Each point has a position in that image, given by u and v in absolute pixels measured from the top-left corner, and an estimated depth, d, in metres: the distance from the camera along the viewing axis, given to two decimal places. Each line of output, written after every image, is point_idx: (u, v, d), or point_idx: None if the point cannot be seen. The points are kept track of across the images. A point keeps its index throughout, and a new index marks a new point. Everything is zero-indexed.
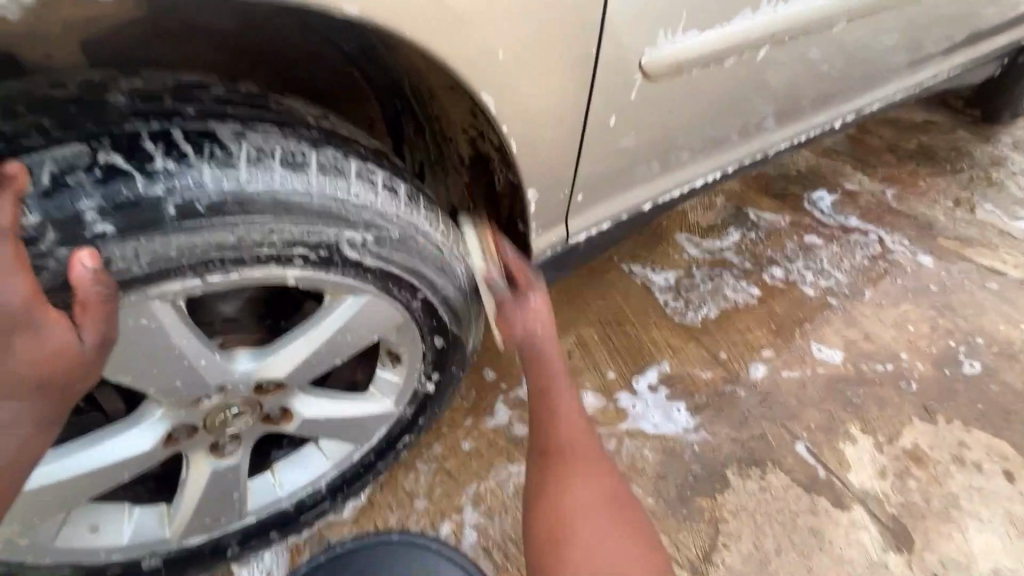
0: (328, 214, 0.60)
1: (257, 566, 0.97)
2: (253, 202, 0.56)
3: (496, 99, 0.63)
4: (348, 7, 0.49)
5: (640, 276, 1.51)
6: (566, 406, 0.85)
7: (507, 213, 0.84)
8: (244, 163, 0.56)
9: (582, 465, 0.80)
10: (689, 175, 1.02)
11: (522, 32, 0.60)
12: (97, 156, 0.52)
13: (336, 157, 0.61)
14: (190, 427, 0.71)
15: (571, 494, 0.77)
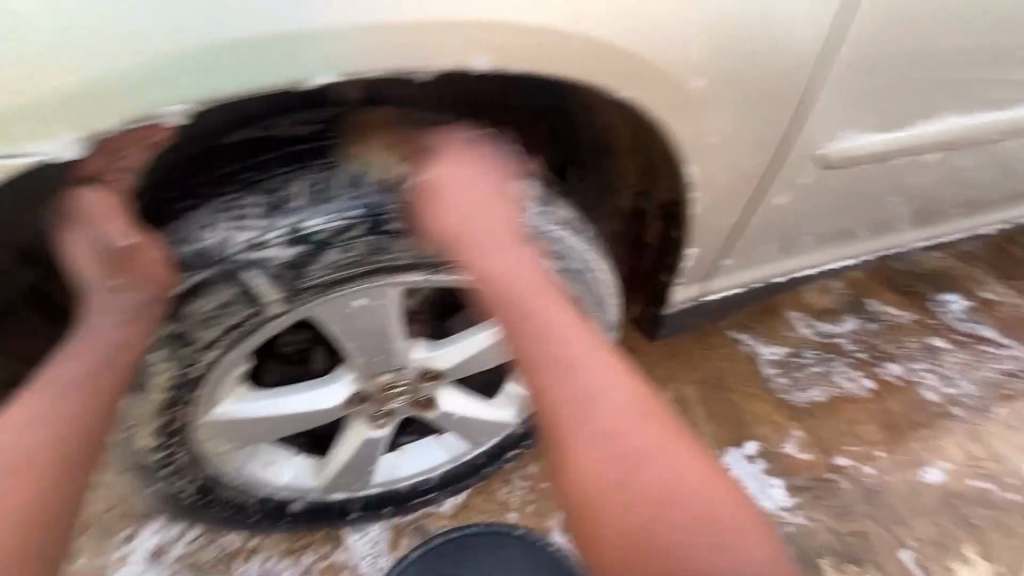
0: (537, 242, 0.67)
1: (364, 536, 1.07)
2: (491, 224, 0.65)
3: (696, 170, 0.73)
4: (621, 92, 0.60)
5: (747, 345, 1.51)
6: (595, 365, 0.61)
7: (651, 262, 0.94)
8: (491, 190, 0.65)
9: (604, 413, 0.59)
10: (824, 258, 1.08)
11: (736, 121, 0.69)
12: (396, 168, 0.63)
13: (552, 197, 0.70)
14: (362, 396, 0.82)
15: (643, 473, 0.57)
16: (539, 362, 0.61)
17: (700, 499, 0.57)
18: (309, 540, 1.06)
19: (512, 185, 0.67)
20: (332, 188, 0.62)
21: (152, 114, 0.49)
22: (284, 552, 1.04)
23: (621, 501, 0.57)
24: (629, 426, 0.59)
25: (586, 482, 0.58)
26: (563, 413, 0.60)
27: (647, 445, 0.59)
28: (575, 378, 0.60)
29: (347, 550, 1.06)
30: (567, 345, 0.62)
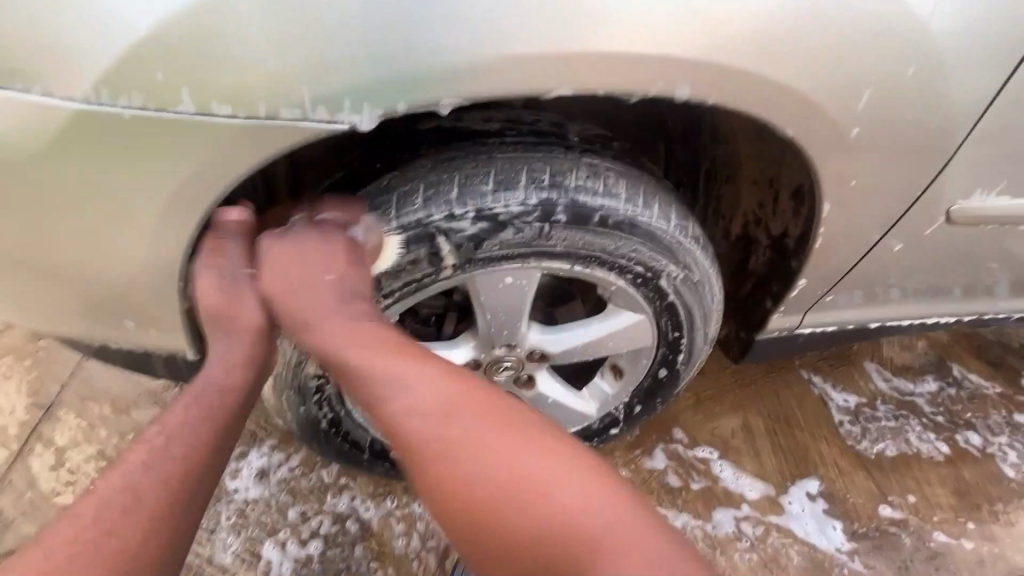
0: (670, 251, 0.75)
1: None
2: (638, 228, 0.71)
3: (830, 208, 0.78)
4: (787, 130, 0.64)
5: (819, 388, 1.52)
6: (393, 374, 0.63)
7: (753, 288, 1.01)
8: (642, 198, 0.72)
9: (455, 461, 0.58)
10: (924, 310, 1.09)
11: (882, 168, 0.73)
12: (566, 166, 0.69)
13: (685, 213, 0.76)
14: (476, 363, 0.91)
15: (506, 504, 0.56)
16: (360, 393, 0.64)
17: (590, 504, 0.55)
18: (390, 488, 1.16)
19: (657, 196, 0.73)
20: (516, 174, 0.67)
21: (387, 112, 0.53)
22: (369, 494, 1.15)
23: (500, 508, 0.56)
24: (478, 475, 0.57)
25: (455, 492, 0.58)
26: (398, 436, 0.61)
27: (467, 448, 0.58)
28: (428, 447, 0.60)
29: (423, 504, 1.15)
30: (386, 386, 0.62)
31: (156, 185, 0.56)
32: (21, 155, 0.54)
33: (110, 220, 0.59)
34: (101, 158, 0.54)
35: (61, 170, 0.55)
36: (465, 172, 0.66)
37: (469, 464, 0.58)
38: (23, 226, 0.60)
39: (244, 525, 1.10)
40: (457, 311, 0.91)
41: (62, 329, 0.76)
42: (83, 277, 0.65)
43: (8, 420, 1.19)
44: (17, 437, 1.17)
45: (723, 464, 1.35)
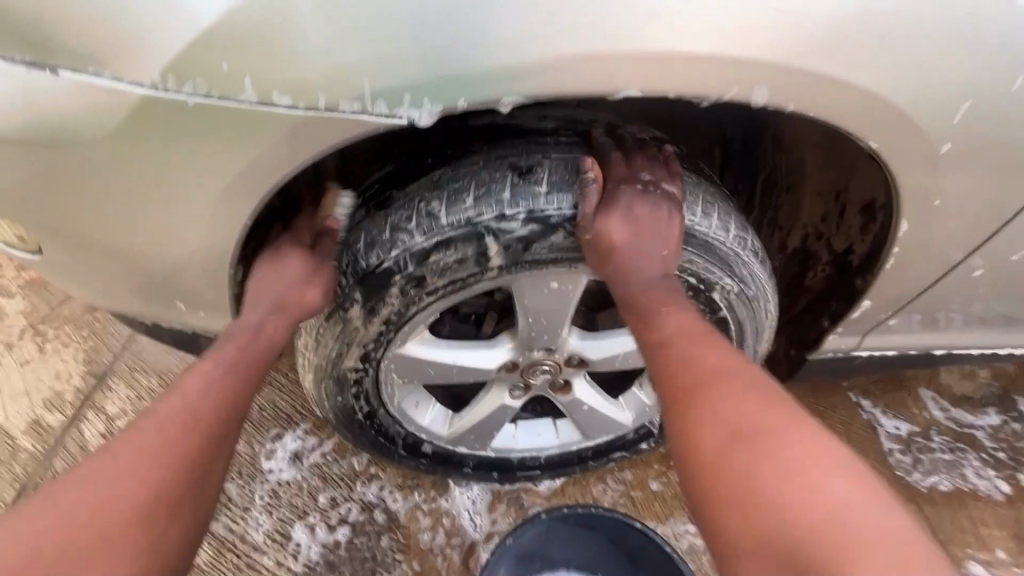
0: (726, 263, 0.71)
1: (467, 491, 1.17)
2: (692, 237, 0.68)
3: (907, 226, 0.73)
4: (871, 141, 0.61)
5: (868, 412, 1.43)
6: (680, 327, 0.66)
7: (806, 305, 0.97)
8: (699, 206, 0.68)
9: (731, 412, 0.57)
10: (997, 340, 1.01)
11: (972, 186, 0.68)
12: None
13: (745, 224, 0.72)
14: (514, 365, 0.90)
15: (770, 458, 0.53)
16: (650, 334, 0.67)
17: (865, 499, 0.49)
18: (419, 482, 1.17)
19: (716, 205, 0.70)
20: (571, 175, 0.65)
21: (446, 107, 0.52)
22: (397, 486, 1.16)
23: (738, 449, 0.55)
24: (741, 416, 0.57)
25: (716, 447, 0.56)
26: (670, 377, 0.63)
27: (749, 413, 0.57)
28: (713, 396, 0.59)
29: (450, 500, 1.15)
30: (680, 339, 0.65)
31: (212, 172, 0.56)
32: (87, 138, 0.55)
33: (168, 204, 0.60)
34: (164, 142, 0.55)
35: (125, 152, 0.56)
36: (519, 170, 0.64)
37: (731, 405, 0.58)
38: (88, 206, 0.62)
39: (276, 505, 1.13)
40: (498, 312, 0.90)
41: (119, 304, 0.79)
42: (141, 257, 0.67)
43: (65, 386, 1.24)
44: (71, 403, 1.22)
45: None
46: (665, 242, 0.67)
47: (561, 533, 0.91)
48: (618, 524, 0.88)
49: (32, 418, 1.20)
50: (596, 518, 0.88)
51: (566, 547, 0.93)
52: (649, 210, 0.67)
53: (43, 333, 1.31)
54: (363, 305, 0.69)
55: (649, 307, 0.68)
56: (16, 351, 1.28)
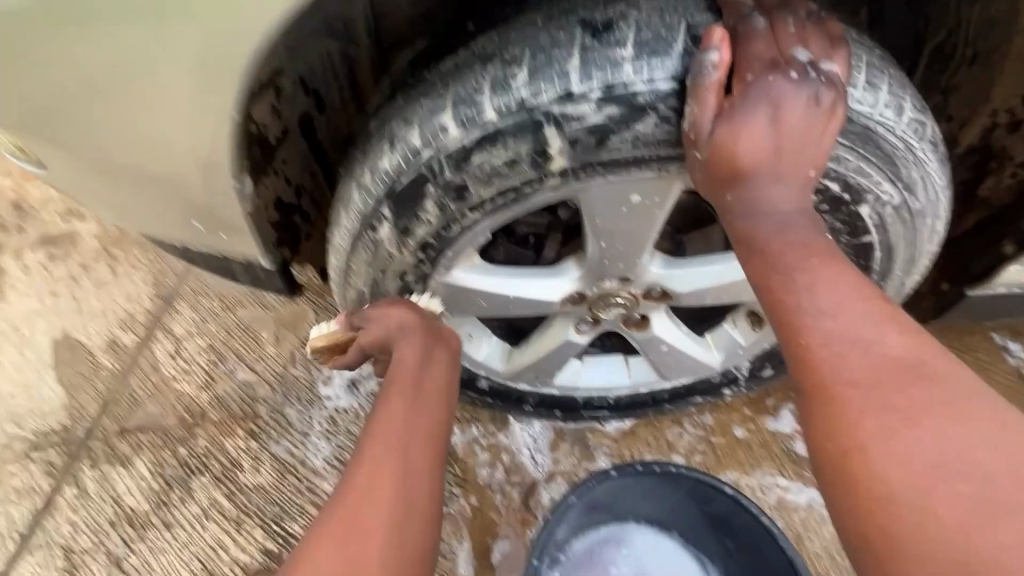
0: (891, 161, 0.50)
1: (528, 428, 1.09)
2: (847, 122, 0.47)
3: None
4: None
5: (1016, 357, 1.17)
6: (833, 284, 0.44)
7: (970, 229, 0.74)
8: (860, 75, 0.47)
9: (927, 430, 0.39)
10: None
11: None
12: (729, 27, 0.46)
13: (923, 104, 0.50)
14: (581, 296, 0.76)
15: (981, 509, 0.36)
16: (778, 293, 0.45)
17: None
18: (477, 416, 1.10)
19: (885, 73, 0.47)
20: (671, 32, 0.45)
21: None
22: (455, 418, 1.10)
23: (937, 486, 0.37)
24: (936, 432, 0.38)
25: (902, 481, 0.38)
26: (819, 365, 0.43)
27: (960, 444, 0.38)
28: (906, 406, 0.39)
29: (510, 436, 1.08)
30: (836, 305, 0.43)
31: (237, 45, 0.49)
32: (99, 9, 0.49)
33: (187, 86, 0.52)
34: (181, 9, 0.48)
35: (139, 24, 0.49)
36: (594, 28, 0.45)
37: (922, 420, 0.39)
38: (98, 94, 0.55)
39: (334, 432, 1.11)
40: (562, 232, 0.75)
41: (157, 228, 0.75)
42: (162, 157, 0.60)
43: (136, 307, 1.25)
44: (143, 324, 1.23)
45: None
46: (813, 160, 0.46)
47: (632, 486, 0.80)
48: (703, 487, 0.77)
49: (109, 337, 1.22)
50: (679, 478, 0.77)
51: (636, 502, 0.82)
52: (801, 117, 0.44)
53: (113, 254, 1.31)
54: (395, 224, 0.56)
55: (782, 255, 0.46)
56: (90, 272, 1.29)
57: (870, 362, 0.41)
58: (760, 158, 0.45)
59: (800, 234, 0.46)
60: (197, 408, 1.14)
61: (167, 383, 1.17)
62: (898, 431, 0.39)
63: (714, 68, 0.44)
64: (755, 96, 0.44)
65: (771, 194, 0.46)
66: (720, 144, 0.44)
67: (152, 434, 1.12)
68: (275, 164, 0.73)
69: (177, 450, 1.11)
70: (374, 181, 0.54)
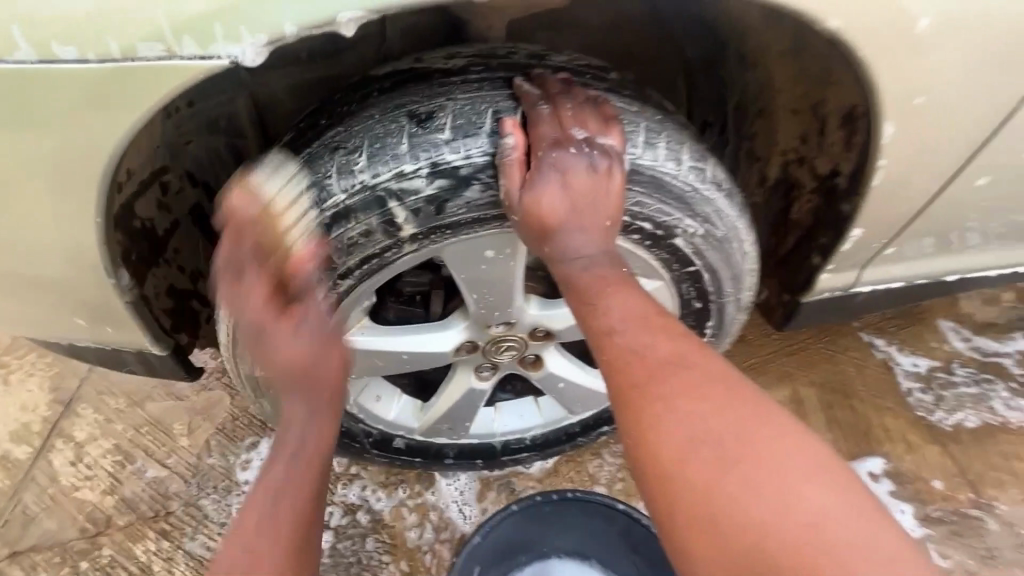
0: (684, 200, 0.61)
1: (454, 482, 1.10)
2: (637, 173, 0.58)
3: (893, 130, 0.62)
4: (830, 22, 0.53)
5: (883, 352, 1.33)
6: (620, 308, 0.55)
7: (796, 242, 0.87)
8: (640, 136, 0.59)
9: (691, 412, 0.50)
10: (993, 258, 0.94)
11: (954, 77, 0.59)
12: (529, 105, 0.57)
13: (700, 151, 0.62)
14: (473, 345, 0.83)
15: (731, 470, 0.47)
16: (586, 318, 0.57)
17: (848, 519, 0.44)
18: (402, 477, 1.11)
19: (661, 133, 0.60)
20: (480, 117, 0.56)
21: (273, 39, 0.51)
22: (380, 483, 1.10)
23: (700, 457, 0.48)
24: (696, 415, 0.50)
25: (689, 473, 0.48)
26: (616, 373, 0.54)
27: (723, 438, 0.48)
28: (672, 396, 0.51)
29: (437, 493, 1.09)
30: (628, 340, 0.54)
31: (108, 146, 0.55)
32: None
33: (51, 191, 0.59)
34: (41, 123, 0.54)
35: (23, 135, 0.55)
36: (417, 118, 0.56)
37: (688, 406, 0.50)
38: None
39: None
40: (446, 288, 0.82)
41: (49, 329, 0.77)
42: (35, 252, 0.64)
43: (31, 417, 1.18)
44: (39, 433, 1.16)
45: None
46: (605, 211, 0.57)
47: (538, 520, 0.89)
48: (597, 506, 0.88)
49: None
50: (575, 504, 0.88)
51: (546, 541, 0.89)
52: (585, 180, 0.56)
53: (8, 364, 1.24)
54: None
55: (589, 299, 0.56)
56: None
57: (649, 367, 0.53)
58: (562, 214, 0.57)
59: (596, 268, 0.58)
60: (102, 515, 1.08)
61: (66, 492, 1.10)
62: (668, 417, 0.50)
63: (512, 150, 0.56)
64: (542, 169, 0.56)
65: (570, 243, 0.58)
66: (528, 210, 0.56)
67: (48, 551, 1.05)
68: (170, 254, 0.78)
69: (76, 565, 1.04)
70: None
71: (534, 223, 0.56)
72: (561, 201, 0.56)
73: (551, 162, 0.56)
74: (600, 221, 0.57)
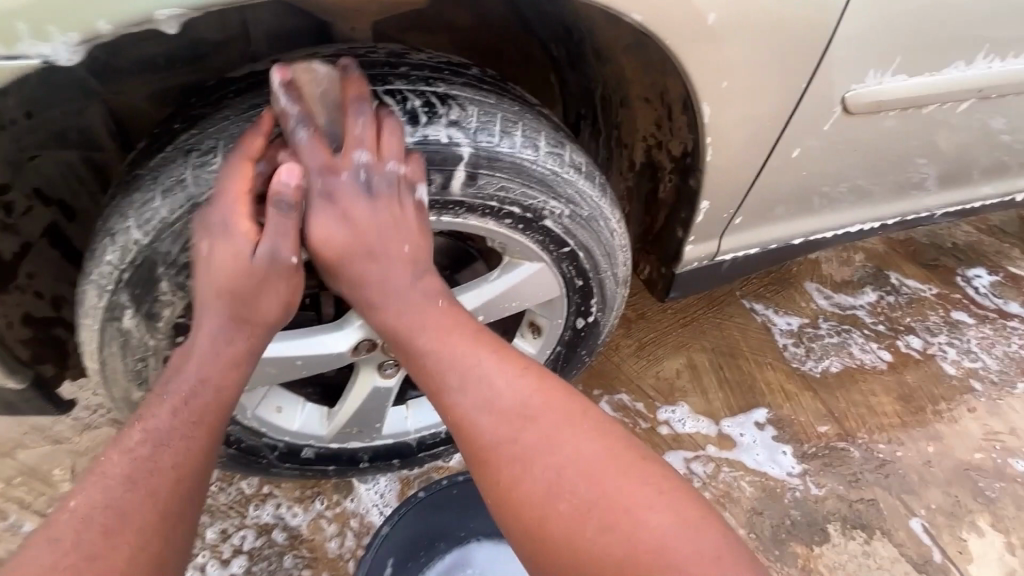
0: (544, 183, 0.69)
1: (373, 486, 1.10)
2: (498, 161, 0.65)
3: (710, 111, 0.75)
4: (634, 15, 0.63)
5: (762, 315, 1.48)
6: (467, 371, 0.62)
7: (665, 219, 0.96)
8: (497, 128, 0.66)
9: (540, 455, 0.58)
10: (830, 220, 1.09)
11: (748, 65, 0.72)
12: (392, 103, 0.63)
13: (557, 139, 0.70)
14: (372, 342, 0.82)
15: (575, 499, 0.56)
16: (438, 383, 0.62)
17: (668, 517, 0.55)
18: (319, 489, 1.09)
19: (517, 124, 0.67)
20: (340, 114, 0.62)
21: (85, 37, 0.50)
22: (296, 499, 1.07)
23: (548, 491, 0.57)
24: (540, 456, 0.58)
25: (504, 475, 0.59)
26: (471, 434, 0.60)
27: (529, 447, 0.58)
28: (522, 445, 0.59)
29: (356, 499, 1.08)
30: (450, 371, 0.62)
31: None
32: None
33: None
34: None
35: None
36: (278, 120, 0.61)
37: (533, 451, 0.58)
38: None
39: None
40: (336, 290, 0.82)
41: None
42: None
43: None
44: None
45: (673, 410, 1.27)
46: (389, 233, 0.62)
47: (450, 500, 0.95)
48: None
49: None
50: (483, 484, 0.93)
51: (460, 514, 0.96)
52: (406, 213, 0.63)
53: None
54: (137, 311, 0.63)
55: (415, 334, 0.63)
56: None
57: (495, 422, 0.60)
58: (343, 236, 0.61)
59: (432, 317, 0.64)
60: None
61: None
62: (518, 463, 0.58)
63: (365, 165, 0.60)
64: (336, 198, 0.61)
65: (383, 278, 0.63)
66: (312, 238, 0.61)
67: None
68: (24, 279, 0.73)
69: None
70: (115, 251, 0.60)
71: (337, 250, 0.62)
72: (356, 228, 0.61)
73: (333, 185, 0.60)
74: (389, 236, 0.62)
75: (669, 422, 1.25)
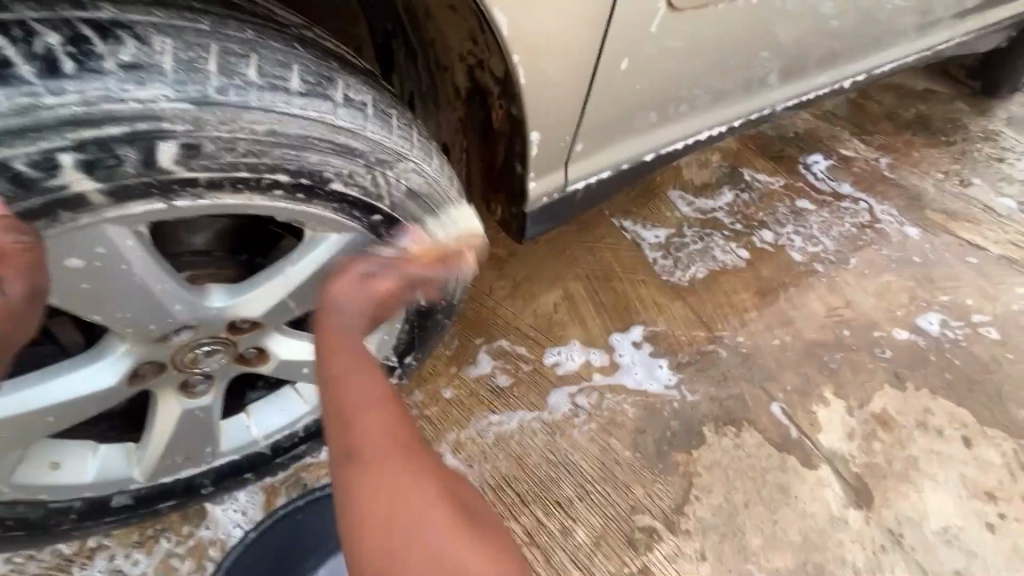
0: (308, 138, 0.56)
1: (231, 505, 0.95)
2: (229, 112, 0.51)
3: (505, 20, 0.64)
4: None
5: (631, 231, 1.46)
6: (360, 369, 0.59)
7: (504, 153, 0.83)
8: (216, 69, 0.51)
9: (369, 492, 0.54)
10: (681, 130, 1.03)
11: None
12: (33, 43, 0.45)
13: (317, 74, 0.57)
14: (158, 364, 0.66)
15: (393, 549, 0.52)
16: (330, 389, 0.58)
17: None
18: (164, 524, 0.92)
19: (248, 58, 0.53)
20: None
21: None
22: (134, 545, 0.90)
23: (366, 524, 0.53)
24: (386, 484, 0.54)
25: (371, 477, 0.54)
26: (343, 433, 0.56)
27: (395, 464, 0.55)
28: (364, 468, 0.55)
29: (212, 526, 0.93)
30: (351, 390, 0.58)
31: None
32: None
33: None
34: None
35: None
36: None
37: (368, 487, 0.54)
38: None
39: None
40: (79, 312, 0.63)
41: None
42: None
43: None
44: None
45: (557, 351, 1.23)
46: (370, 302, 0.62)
47: (290, 530, 0.87)
48: None
49: None
50: (319, 501, 0.88)
51: (314, 540, 0.88)
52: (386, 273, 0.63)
53: None
54: None
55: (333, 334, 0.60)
56: None
57: (371, 454, 0.55)
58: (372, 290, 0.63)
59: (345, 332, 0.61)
60: None
61: None
62: (360, 484, 0.54)
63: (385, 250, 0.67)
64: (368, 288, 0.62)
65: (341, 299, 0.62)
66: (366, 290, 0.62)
67: None
68: None
69: None
70: None
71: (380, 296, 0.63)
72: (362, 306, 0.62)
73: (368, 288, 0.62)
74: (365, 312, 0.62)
75: (551, 362, 1.22)
